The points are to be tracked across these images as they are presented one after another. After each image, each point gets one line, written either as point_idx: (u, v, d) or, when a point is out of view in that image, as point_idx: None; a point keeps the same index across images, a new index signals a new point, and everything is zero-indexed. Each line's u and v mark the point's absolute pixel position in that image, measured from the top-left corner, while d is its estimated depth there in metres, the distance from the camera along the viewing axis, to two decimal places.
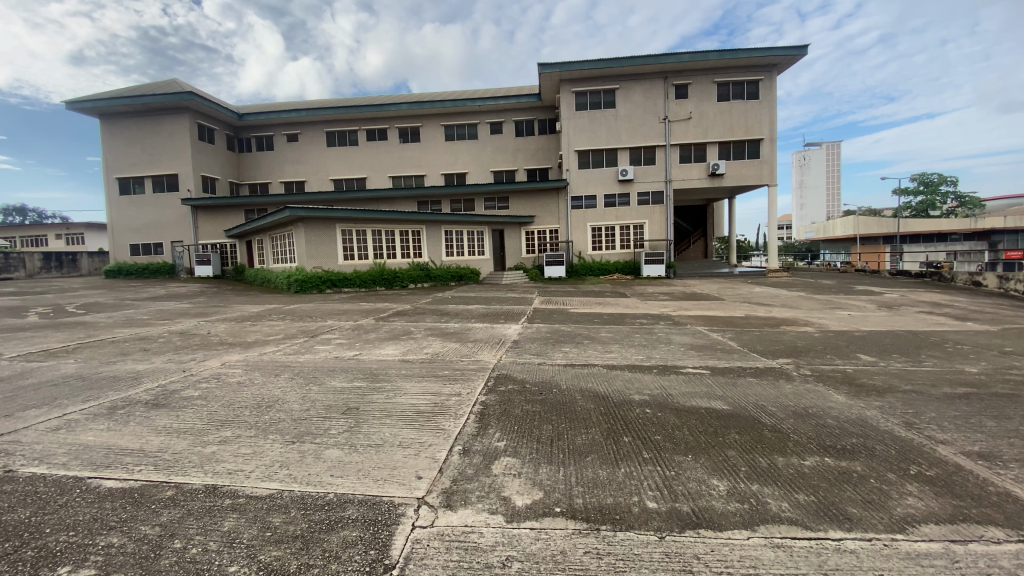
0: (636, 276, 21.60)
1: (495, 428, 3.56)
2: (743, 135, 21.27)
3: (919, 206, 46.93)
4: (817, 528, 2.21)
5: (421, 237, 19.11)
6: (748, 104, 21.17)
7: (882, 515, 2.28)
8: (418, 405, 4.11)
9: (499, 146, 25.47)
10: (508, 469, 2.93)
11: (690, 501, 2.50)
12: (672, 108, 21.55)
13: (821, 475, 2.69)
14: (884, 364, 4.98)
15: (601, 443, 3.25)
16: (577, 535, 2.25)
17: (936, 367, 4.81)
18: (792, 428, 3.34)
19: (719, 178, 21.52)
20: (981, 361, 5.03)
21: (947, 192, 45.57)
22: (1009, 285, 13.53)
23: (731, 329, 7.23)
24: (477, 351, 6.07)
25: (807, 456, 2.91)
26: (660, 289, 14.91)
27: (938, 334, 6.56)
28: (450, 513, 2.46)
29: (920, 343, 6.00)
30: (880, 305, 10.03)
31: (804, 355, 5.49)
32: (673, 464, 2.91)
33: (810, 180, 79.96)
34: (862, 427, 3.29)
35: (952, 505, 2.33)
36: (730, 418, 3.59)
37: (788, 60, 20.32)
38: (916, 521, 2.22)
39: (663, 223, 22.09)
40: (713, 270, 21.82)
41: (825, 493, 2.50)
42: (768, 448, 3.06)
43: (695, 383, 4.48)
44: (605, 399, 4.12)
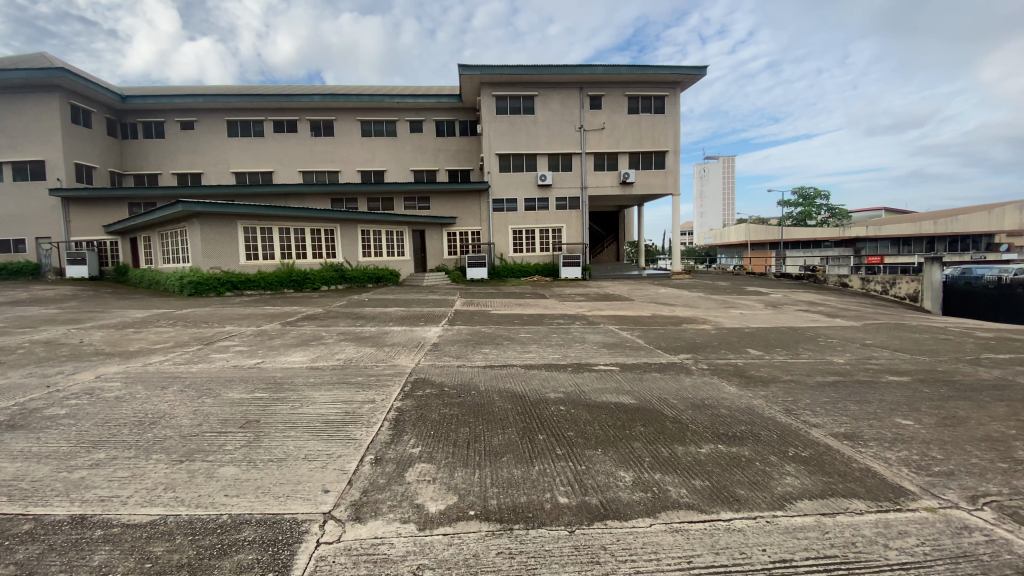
0: (555, 277, 22.23)
1: (410, 434, 3.46)
2: (651, 145, 22.70)
3: (798, 215, 52.88)
4: (711, 510, 2.39)
5: (335, 237, 18.22)
6: (656, 118, 22.63)
7: (765, 494, 2.52)
8: (328, 414, 3.90)
9: (419, 145, 24.99)
10: (422, 475, 2.87)
11: (598, 494, 2.59)
12: (587, 117, 22.48)
13: (715, 461, 2.92)
14: (769, 357, 5.54)
15: (517, 442, 3.28)
16: (490, 536, 2.25)
17: (811, 359, 5.44)
18: (691, 419, 3.59)
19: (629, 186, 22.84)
20: (847, 352, 5.78)
21: (820, 205, 51.73)
22: (870, 286, 15.67)
23: (639, 328, 7.67)
24: (393, 355, 5.88)
25: (703, 445, 3.15)
26: (577, 291, 15.43)
27: (813, 329, 7.42)
28: (359, 526, 2.35)
29: (798, 337, 6.76)
30: (767, 304, 11.15)
31: (702, 350, 5.97)
32: (584, 459, 3.01)
33: (709, 190, 87.18)
34: (750, 415, 3.62)
35: (822, 481, 2.63)
36: (636, 411, 3.80)
37: (690, 78, 22.03)
38: (793, 498, 2.47)
39: (580, 226, 22.95)
40: (626, 273, 23.06)
41: (717, 478, 2.72)
42: (669, 438, 3.26)
43: (606, 380, 4.68)
44: (522, 399, 4.17)
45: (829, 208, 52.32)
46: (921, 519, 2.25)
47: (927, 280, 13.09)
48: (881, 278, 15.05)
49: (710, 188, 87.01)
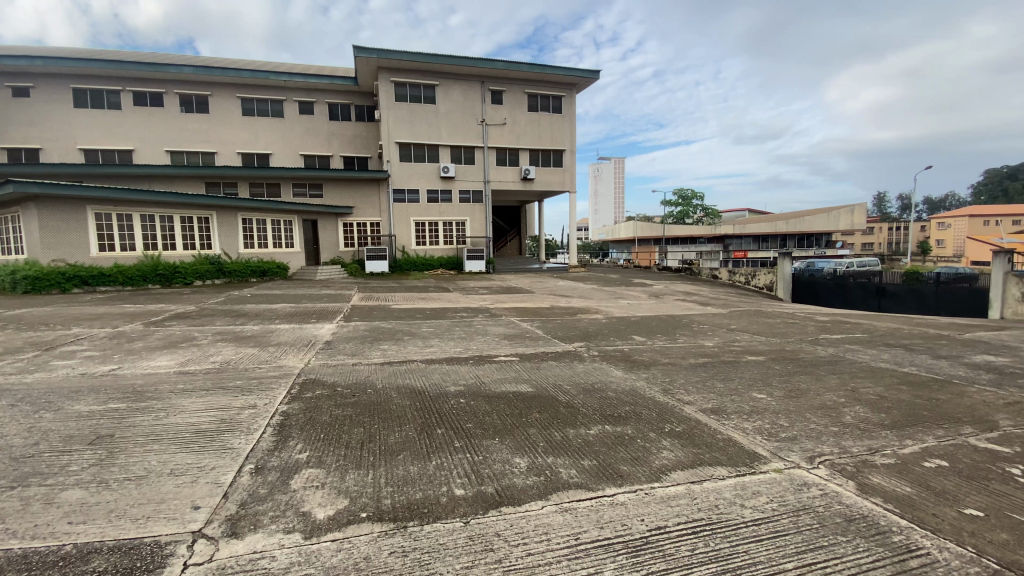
0: (458, 271, 22.15)
1: (297, 439, 3.25)
2: (549, 143, 23.49)
3: (677, 215, 58.25)
4: (597, 487, 2.55)
5: (212, 226, 16.42)
6: (554, 117, 23.46)
7: (644, 468, 2.74)
8: (200, 424, 3.51)
9: (311, 128, 23.33)
10: (310, 481, 2.70)
11: (494, 483, 2.64)
12: (488, 112, 22.60)
13: (602, 441, 3.11)
14: (651, 342, 6.05)
15: (414, 439, 3.22)
16: (383, 537, 2.19)
17: (686, 343, 6.05)
18: (582, 402, 3.81)
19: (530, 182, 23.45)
20: (715, 336, 6.51)
21: (696, 205, 57.24)
22: (735, 277, 17.62)
23: (538, 319, 7.95)
24: (279, 356, 5.46)
25: (592, 426, 3.34)
26: (480, 284, 15.51)
27: (689, 316, 8.25)
28: (236, 542, 2.16)
29: (676, 323, 7.47)
30: (651, 294, 12.12)
31: (594, 338, 6.35)
32: (481, 449, 3.04)
33: (603, 188, 92.58)
34: (634, 396, 3.92)
35: (693, 453, 2.92)
36: (532, 398, 3.93)
37: (585, 81, 23.13)
38: (668, 470, 2.72)
39: (483, 220, 23.09)
40: (527, 266, 23.68)
41: (603, 456, 2.90)
42: (562, 423, 3.42)
43: (506, 370, 4.79)
44: (420, 394, 4.11)
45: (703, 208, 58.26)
46: (770, 479, 2.56)
47: (781, 272, 15.43)
48: (745, 270, 17.03)
49: (603, 186, 92.40)
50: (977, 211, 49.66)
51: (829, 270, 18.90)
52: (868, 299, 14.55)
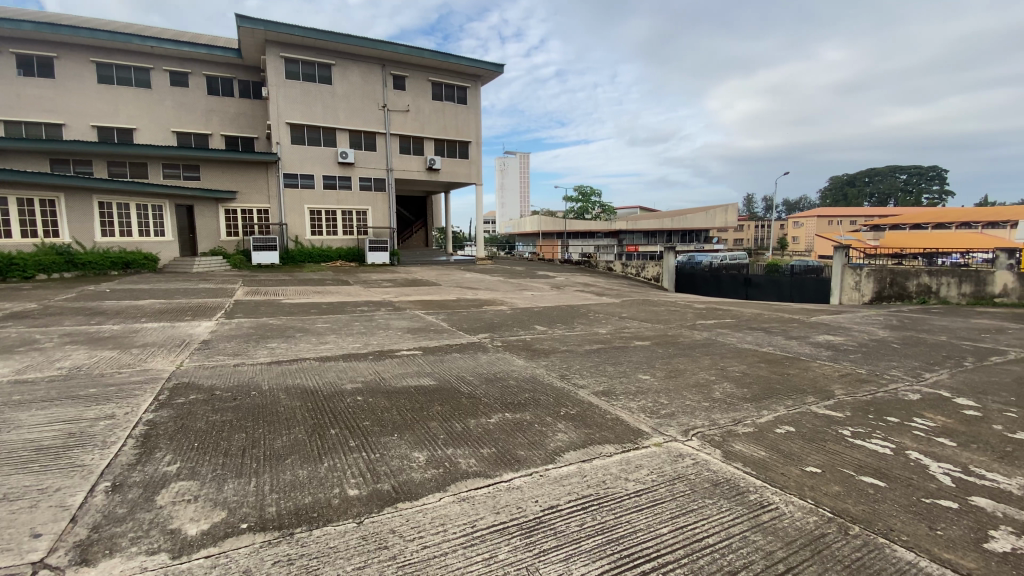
0: (360, 262, 21.22)
1: (165, 450, 2.89)
2: (454, 134, 23.29)
3: (578, 210, 60.97)
4: (495, 474, 2.58)
5: (59, 211, 14.16)
6: (458, 107, 23.32)
7: (540, 451, 2.82)
8: (40, 440, 2.99)
9: (187, 103, 20.83)
10: (181, 495, 2.43)
11: (390, 479, 2.57)
12: (390, 97, 21.81)
13: (501, 428, 3.17)
14: (552, 331, 6.28)
15: (303, 441, 3.03)
16: (266, 547, 2.04)
17: (583, 330, 6.37)
18: (484, 392, 3.84)
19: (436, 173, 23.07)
20: (609, 323, 6.93)
21: (594, 202, 60.32)
22: (628, 268, 18.87)
23: (443, 312, 7.87)
24: (145, 358, 4.83)
25: (492, 415, 3.39)
26: (383, 276, 15.00)
27: (587, 306, 8.69)
28: (86, 570, 1.88)
29: (575, 313, 7.83)
30: (553, 286, 12.58)
31: (498, 328, 6.43)
32: (378, 447, 2.95)
33: (508, 182, 93.88)
34: (534, 383, 4.05)
35: (586, 433, 3.07)
36: (434, 391, 3.89)
37: (489, 73, 23.27)
38: (562, 451, 2.83)
39: (386, 210, 22.32)
40: (433, 258, 23.34)
41: (502, 443, 2.94)
42: (463, 413, 3.43)
43: (408, 364, 4.69)
44: (313, 394, 3.88)
45: (601, 205, 61.55)
46: (651, 453, 2.79)
47: (665, 264, 16.79)
48: (636, 262, 18.29)
49: (509, 180, 93.73)
50: (823, 212, 58.01)
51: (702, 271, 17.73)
52: (738, 289, 16.33)
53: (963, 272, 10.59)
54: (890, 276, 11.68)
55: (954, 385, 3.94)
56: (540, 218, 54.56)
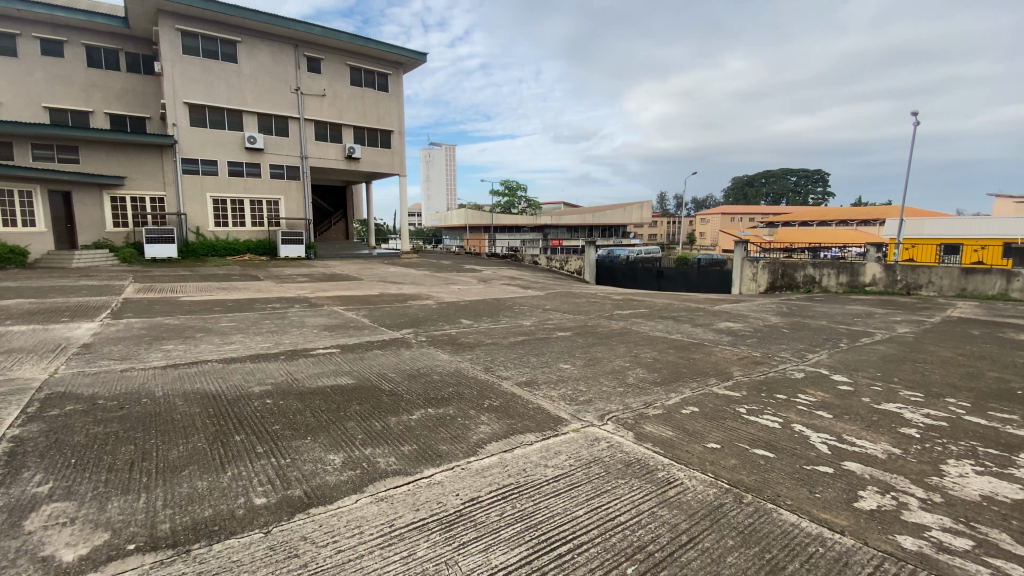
0: (273, 256, 19.90)
1: (33, 469, 2.53)
2: (374, 122, 22.48)
3: (504, 205, 61.28)
4: (415, 471, 2.53)
5: None
6: (379, 95, 22.53)
7: (462, 445, 2.81)
8: None
9: (62, 75, 18.32)
10: (52, 518, 2.14)
11: (302, 484, 2.44)
12: (304, 81, 20.59)
13: (422, 424, 3.11)
14: (477, 325, 6.28)
15: (204, 450, 2.79)
16: (158, 568, 1.85)
17: (508, 323, 6.43)
18: (406, 389, 3.76)
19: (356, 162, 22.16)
20: (533, 315, 7.05)
21: (520, 196, 60.97)
22: (553, 262, 19.28)
23: (364, 307, 7.59)
24: (8, 366, 4.20)
25: (414, 411, 3.32)
26: (298, 271, 14.17)
27: (513, 299, 8.77)
28: None
29: (501, 306, 7.88)
30: (478, 280, 12.57)
31: (422, 323, 6.32)
32: (289, 451, 2.79)
33: (434, 174, 92.22)
34: (457, 377, 4.03)
35: (508, 424, 3.09)
36: (352, 390, 3.74)
37: (411, 61, 22.71)
38: (485, 443, 2.83)
39: (302, 200, 21.09)
40: (354, 252, 22.42)
41: (423, 439, 2.89)
42: (383, 411, 3.33)
43: (324, 363, 4.47)
44: (216, 399, 3.57)
45: (527, 200, 62.38)
46: (570, 439, 2.88)
47: (587, 258, 17.48)
48: (560, 256, 18.75)
49: (435, 173, 92.11)
50: (727, 210, 63.00)
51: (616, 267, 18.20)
52: (651, 280, 17.47)
53: (841, 264, 11.83)
54: (781, 268, 12.93)
55: (831, 364, 4.46)
56: (466, 210, 53.95)
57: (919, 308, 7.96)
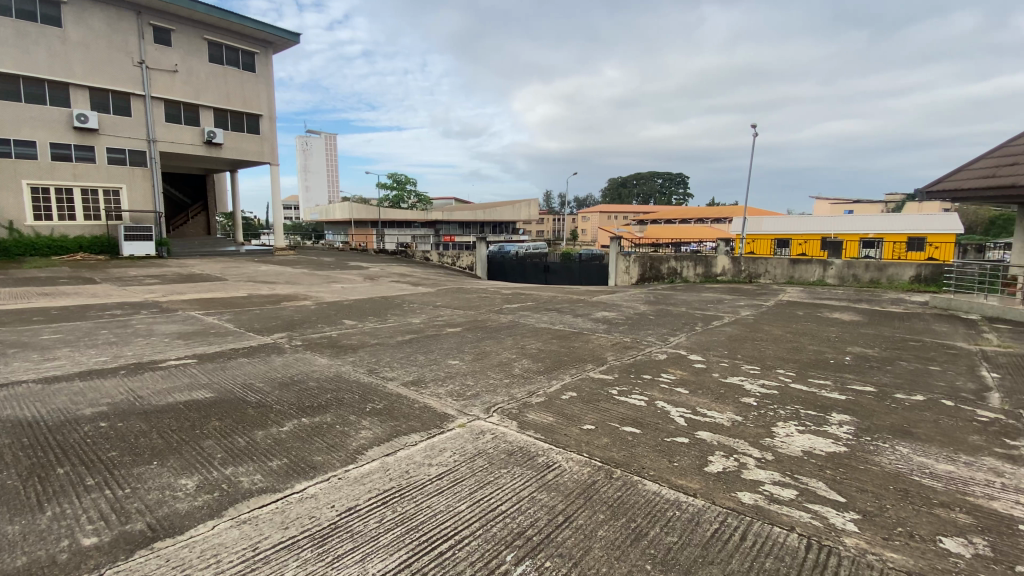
0: (115, 255, 17.12)
1: None
2: (240, 105, 20.41)
3: (392, 199, 59.22)
4: (285, 486, 2.35)
5: None
6: (244, 75, 20.50)
7: (340, 453, 2.66)
8: None
9: None
10: None
11: (147, 516, 2.13)
12: (151, 53, 17.96)
13: (295, 435, 2.90)
14: (360, 325, 6.01)
15: (13, 490, 2.30)
16: None
17: (394, 322, 6.24)
18: (277, 399, 3.47)
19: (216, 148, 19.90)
20: (422, 313, 6.94)
21: (409, 190, 59.47)
22: (444, 258, 19.17)
23: (230, 311, 6.86)
24: None
25: (285, 422, 3.08)
26: (148, 272, 12.35)
27: (400, 297, 8.53)
28: None
29: (387, 304, 7.63)
30: (364, 277, 12.03)
31: (298, 326, 5.89)
32: (131, 480, 2.42)
33: (313, 164, 86.04)
34: (337, 382, 3.82)
35: (391, 426, 3.00)
36: (211, 406, 3.35)
37: (281, 40, 21.06)
38: (365, 448, 2.72)
39: (152, 190, 18.40)
40: (219, 249, 20.16)
41: (296, 452, 2.69)
42: (249, 425, 3.04)
43: (177, 376, 3.95)
44: (30, 427, 2.97)
45: (416, 194, 61.09)
46: (455, 434, 2.87)
47: (477, 254, 17.76)
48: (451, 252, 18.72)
49: (314, 163, 85.98)
50: (606, 208, 67.72)
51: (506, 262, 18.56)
52: (539, 275, 18.11)
53: (697, 256, 13.36)
54: (650, 262, 14.05)
55: (689, 345, 5.03)
56: (349, 202, 50.76)
57: (759, 294, 9.27)
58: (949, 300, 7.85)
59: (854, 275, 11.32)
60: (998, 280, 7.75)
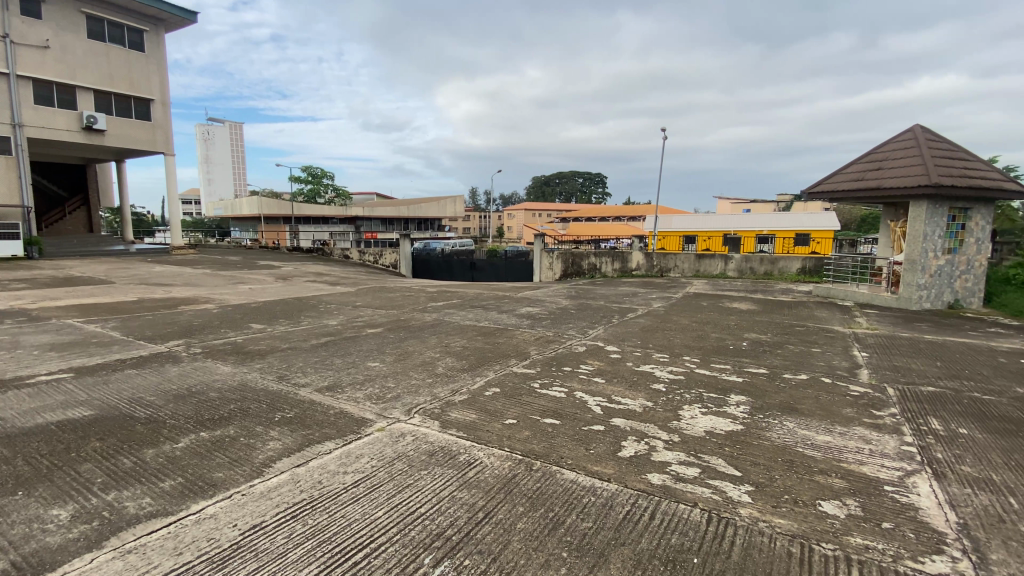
0: None
1: None
2: (127, 88, 18.34)
3: (307, 193, 56.04)
4: (180, 508, 2.15)
5: None
6: (131, 55, 18.45)
7: (244, 468, 2.48)
8: None
9: None
10: None
11: (7, 555, 1.85)
12: (13, 24, 15.59)
13: (193, 451, 2.66)
14: (271, 329, 5.64)
15: None
16: None
17: (308, 324, 5.93)
18: (172, 413, 3.17)
19: (99, 135, 17.70)
20: (340, 314, 6.65)
21: (326, 184, 56.66)
22: (365, 256, 18.54)
23: (116, 318, 6.14)
24: None
25: (181, 439, 2.81)
26: (12, 275, 10.72)
27: (315, 298, 8.10)
28: None
29: (302, 306, 7.23)
30: (276, 277, 11.30)
31: (197, 332, 5.40)
32: None
33: (217, 155, 79.23)
34: (242, 391, 3.55)
35: (302, 435, 2.84)
36: (90, 425, 2.98)
37: (175, 19, 19.22)
38: (273, 461, 2.56)
39: (18, 182, 16.02)
40: (105, 249, 18.00)
41: (194, 469, 2.47)
42: (138, 443, 2.75)
43: (50, 394, 3.48)
44: None
45: (333, 188, 58.40)
46: (372, 440, 2.78)
47: (402, 251, 17.43)
48: (373, 250, 18.20)
49: (217, 153, 79.17)
50: (529, 206, 68.87)
51: (432, 260, 18.28)
52: (466, 273, 18.01)
53: (614, 253, 14.02)
54: (571, 258, 14.41)
55: (607, 336, 5.26)
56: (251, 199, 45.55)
57: (669, 287, 9.88)
58: (829, 288, 8.87)
59: (751, 268, 12.41)
60: (867, 270, 8.89)
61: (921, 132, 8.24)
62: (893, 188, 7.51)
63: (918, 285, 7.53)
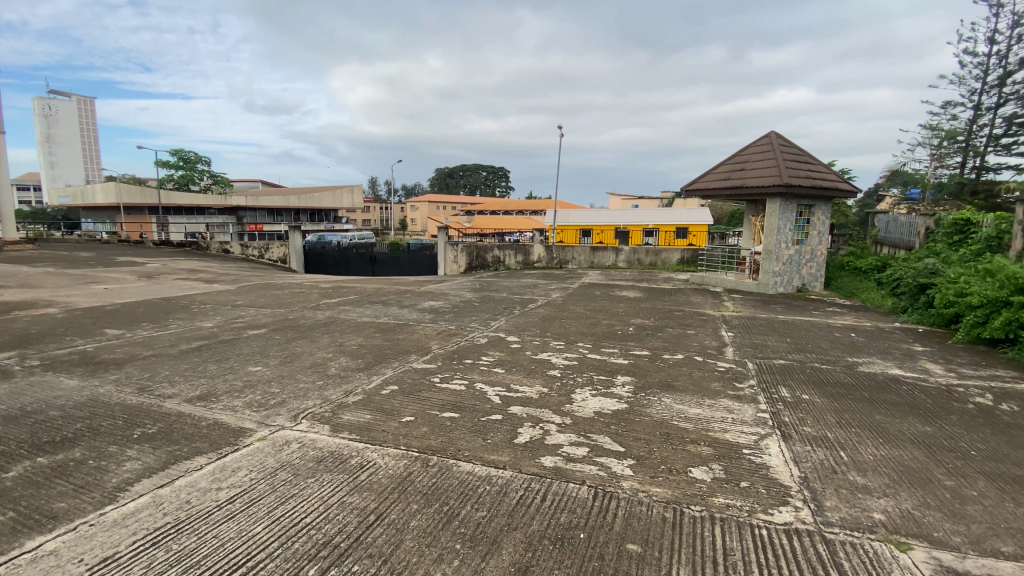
0: None
1: None
2: None
3: (178, 180, 50.03)
4: (7, 548, 1.84)
5: None
6: None
7: (93, 495, 2.19)
8: None
9: None
10: None
11: None
12: None
13: (24, 481, 2.28)
14: (130, 335, 4.97)
15: None
16: None
17: (178, 328, 5.32)
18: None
19: None
20: (217, 315, 6.05)
21: (202, 170, 51.02)
22: (249, 250, 17.02)
23: None
24: None
25: (8, 468, 2.39)
26: None
27: (187, 298, 7.27)
28: None
29: (170, 307, 6.45)
30: (139, 276, 9.96)
31: (34, 342, 4.61)
32: None
33: (59, 133, 67.60)
34: (91, 408, 3.10)
35: (167, 452, 2.56)
36: None
37: None
38: (130, 483, 2.28)
39: None
40: None
41: (26, 502, 2.12)
42: None
43: None
44: None
45: (211, 175, 52.82)
46: (252, 450, 2.59)
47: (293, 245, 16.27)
48: (258, 244, 16.79)
49: (60, 131, 67.53)
50: (433, 198, 67.65)
51: (328, 253, 17.20)
52: (366, 267, 17.15)
53: (517, 246, 14.30)
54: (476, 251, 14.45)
55: (507, 327, 5.37)
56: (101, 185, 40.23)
57: (567, 278, 10.30)
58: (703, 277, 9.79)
59: (638, 259, 13.39)
60: (733, 259, 9.99)
61: (775, 138, 9.43)
62: (754, 187, 8.48)
63: (774, 272, 8.62)
